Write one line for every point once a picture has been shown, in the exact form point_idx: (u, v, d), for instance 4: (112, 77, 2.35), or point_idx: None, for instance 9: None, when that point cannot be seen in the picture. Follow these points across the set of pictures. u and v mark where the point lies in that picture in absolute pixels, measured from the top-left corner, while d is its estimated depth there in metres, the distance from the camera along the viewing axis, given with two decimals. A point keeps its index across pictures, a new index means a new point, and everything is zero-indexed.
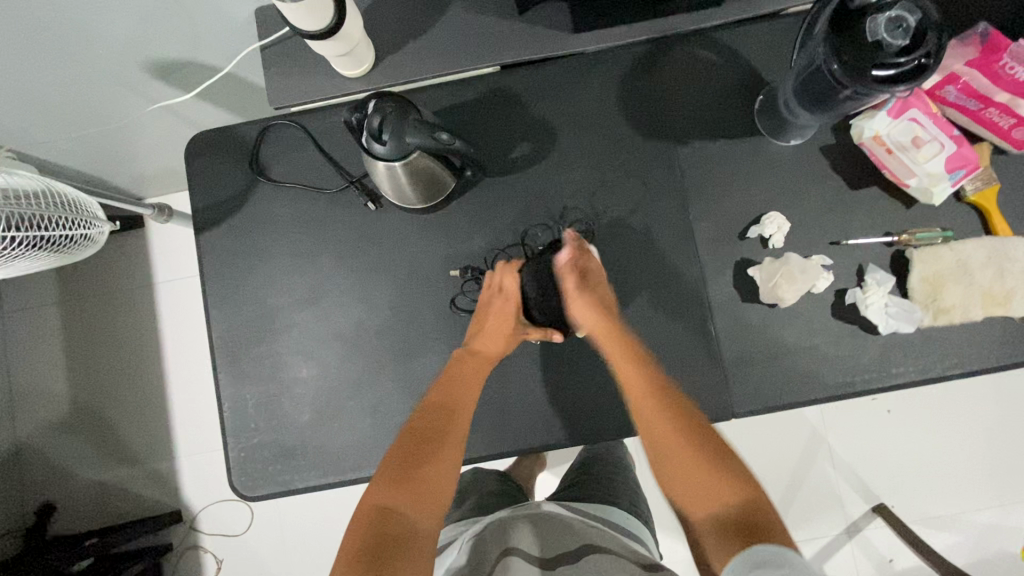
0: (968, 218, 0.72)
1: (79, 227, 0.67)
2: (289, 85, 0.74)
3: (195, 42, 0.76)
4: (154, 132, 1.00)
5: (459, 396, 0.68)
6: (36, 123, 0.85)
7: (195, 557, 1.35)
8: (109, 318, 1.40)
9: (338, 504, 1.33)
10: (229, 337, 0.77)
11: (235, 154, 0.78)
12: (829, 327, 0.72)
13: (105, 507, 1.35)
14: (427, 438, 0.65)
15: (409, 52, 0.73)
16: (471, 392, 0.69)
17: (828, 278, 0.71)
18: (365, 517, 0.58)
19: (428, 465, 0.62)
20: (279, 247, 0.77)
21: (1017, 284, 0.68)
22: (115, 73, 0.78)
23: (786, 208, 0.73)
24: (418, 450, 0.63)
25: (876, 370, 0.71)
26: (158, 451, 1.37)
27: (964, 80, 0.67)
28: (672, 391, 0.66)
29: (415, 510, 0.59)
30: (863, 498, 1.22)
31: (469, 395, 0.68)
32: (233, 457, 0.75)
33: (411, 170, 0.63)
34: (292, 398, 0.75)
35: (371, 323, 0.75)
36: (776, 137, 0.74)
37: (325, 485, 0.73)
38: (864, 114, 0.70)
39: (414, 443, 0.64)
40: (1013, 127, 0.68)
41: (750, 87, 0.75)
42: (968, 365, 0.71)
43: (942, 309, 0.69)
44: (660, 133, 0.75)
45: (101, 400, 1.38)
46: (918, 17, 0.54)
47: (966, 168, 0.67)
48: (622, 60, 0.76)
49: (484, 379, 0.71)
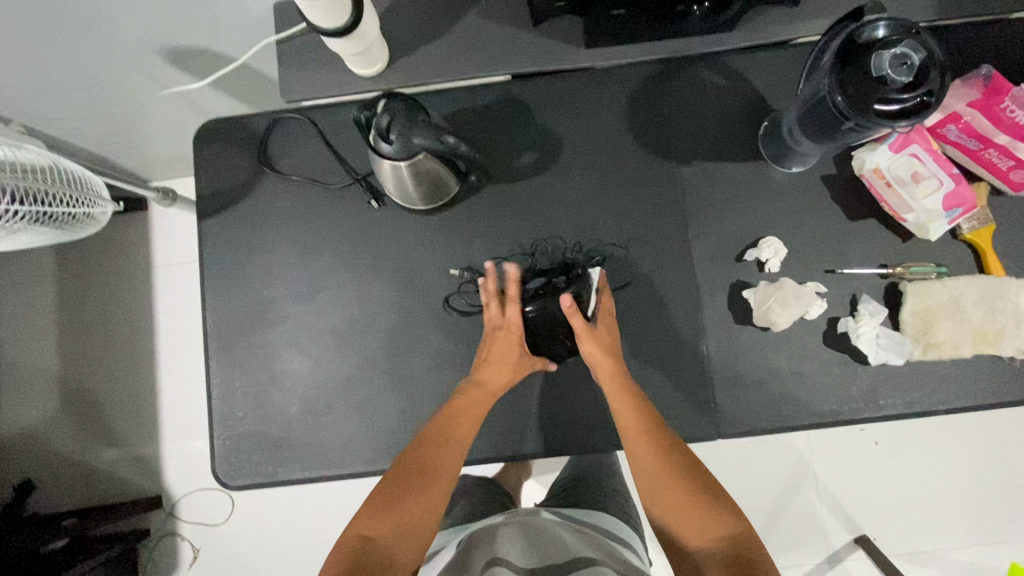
0: (963, 256, 0.73)
1: (82, 205, 0.67)
2: (301, 79, 0.74)
3: (212, 31, 0.77)
4: (165, 117, 1.00)
5: (455, 432, 0.68)
6: (49, 100, 0.86)
7: (172, 544, 1.34)
8: (104, 299, 1.40)
9: (320, 500, 1.33)
10: (223, 325, 0.77)
11: (243, 144, 0.78)
12: (820, 354, 0.72)
13: (87, 488, 1.35)
14: (418, 472, 0.66)
15: (423, 56, 0.74)
16: (467, 422, 0.69)
17: (822, 305, 0.71)
18: (348, 548, 0.62)
19: (415, 501, 0.65)
20: (279, 238, 0.77)
21: (1007, 323, 0.69)
22: (130, 55, 0.79)
23: (783, 234, 0.74)
24: (406, 483, 0.65)
25: (863, 401, 0.71)
26: (144, 435, 1.37)
27: (966, 120, 0.68)
28: (671, 437, 0.68)
29: (396, 544, 0.62)
30: (845, 529, 1.22)
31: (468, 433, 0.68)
32: (217, 445, 0.75)
33: (414, 171, 0.64)
34: (281, 390, 0.75)
35: (366, 320, 0.75)
36: (778, 163, 0.75)
37: (308, 478, 0.73)
38: (867, 146, 0.72)
39: (403, 476, 0.66)
40: (1011, 169, 0.69)
41: (756, 112, 0.76)
42: (955, 402, 0.71)
43: (932, 344, 0.70)
44: (664, 151, 0.76)
45: (91, 380, 1.38)
46: (921, 56, 0.55)
47: (962, 207, 0.69)
48: (632, 78, 0.77)
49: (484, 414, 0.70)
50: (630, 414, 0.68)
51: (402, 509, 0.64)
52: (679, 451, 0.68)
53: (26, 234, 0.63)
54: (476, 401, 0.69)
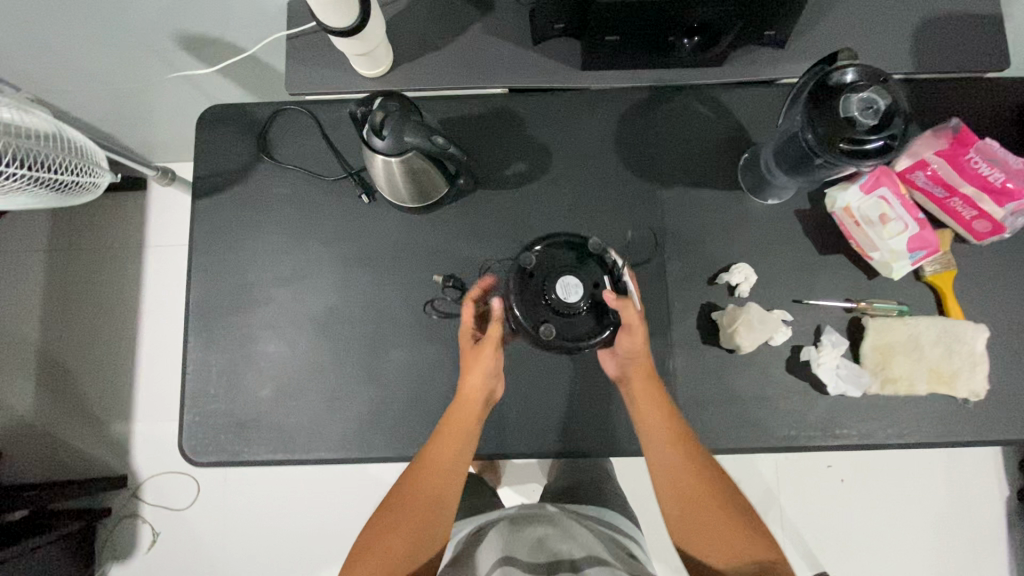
0: (925, 297, 0.76)
1: (82, 172, 0.69)
2: (307, 74, 0.78)
3: (226, 21, 0.80)
4: (172, 99, 1.03)
5: (449, 462, 0.69)
6: (59, 72, 0.88)
7: (132, 525, 1.33)
8: (92, 273, 1.41)
9: (287, 493, 1.33)
10: (205, 302, 0.78)
11: (244, 130, 0.81)
12: (781, 380, 0.74)
13: (53, 461, 1.34)
14: (411, 508, 0.68)
15: (426, 63, 0.78)
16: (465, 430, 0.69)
17: (785, 332, 0.74)
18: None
19: (410, 542, 0.66)
20: (269, 224, 0.79)
21: (963, 365, 0.72)
22: (144, 36, 0.82)
23: (754, 262, 0.77)
24: (400, 521, 0.67)
25: (820, 429, 0.74)
26: (117, 412, 1.36)
27: (933, 168, 0.72)
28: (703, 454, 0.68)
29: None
30: (806, 564, 1.23)
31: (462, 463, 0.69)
32: (186, 420, 0.75)
33: (405, 169, 0.66)
34: (255, 371, 0.77)
35: (345, 310, 0.77)
36: (756, 194, 0.78)
37: (274, 461, 0.74)
38: (839, 185, 0.75)
39: (396, 514, 0.68)
40: (974, 218, 0.73)
41: (738, 144, 0.80)
42: (908, 438, 0.73)
43: (888, 379, 0.73)
44: (648, 173, 0.80)
45: (69, 353, 1.38)
46: (887, 101, 0.59)
47: (926, 250, 0.72)
48: (623, 102, 0.81)
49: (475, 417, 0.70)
50: (665, 429, 0.68)
51: (395, 549, 0.66)
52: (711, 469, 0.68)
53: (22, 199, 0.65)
54: (471, 425, 0.69)
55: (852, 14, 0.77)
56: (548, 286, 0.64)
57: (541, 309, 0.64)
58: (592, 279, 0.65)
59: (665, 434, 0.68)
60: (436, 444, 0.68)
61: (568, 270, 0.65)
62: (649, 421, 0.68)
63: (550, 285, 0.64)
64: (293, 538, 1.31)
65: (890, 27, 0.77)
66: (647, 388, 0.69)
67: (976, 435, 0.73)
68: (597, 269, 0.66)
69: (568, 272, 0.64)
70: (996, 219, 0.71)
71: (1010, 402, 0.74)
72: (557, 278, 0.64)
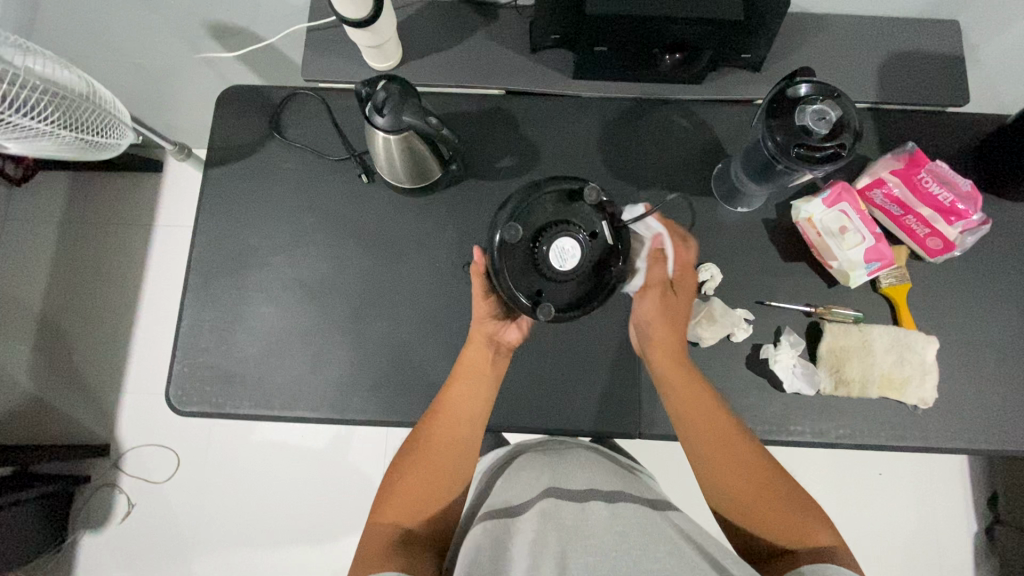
0: (881, 307, 0.81)
1: (106, 131, 0.76)
2: (321, 63, 0.85)
3: (253, 10, 0.88)
4: (196, 81, 1.11)
5: (464, 407, 0.73)
6: (96, 47, 0.96)
7: (108, 495, 1.35)
8: (101, 246, 1.46)
9: (266, 474, 1.35)
10: (205, 263, 0.83)
11: (258, 109, 0.87)
12: (740, 374, 0.78)
13: (39, 425, 1.36)
14: (430, 451, 0.71)
15: (431, 62, 0.85)
16: (473, 379, 0.73)
17: (746, 329, 0.78)
18: (383, 533, 0.66)
19: (429, 482, 0.70)
20: (272, 196, 0.85)
21: (913, 373, 0.76)
22: (178, 18, 0.91)
23: (721, 263, 0.82)
24: (420, 463, 0.71)
25: (775, 423, 0.77)
26: (108, 382, 1.40)
27: (889, 186, 0.77)
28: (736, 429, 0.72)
29: (414, 524, 0.68)
30: None
31: (478, 407, 0.73)
32: (174, 370, 0.79)
33: (402, 147, 0.72)
34: (245, 331, 0.81)
35: (336, 279, 0.82)
36: (727, 203, 0.84)
37: (254, 415, 0.78)
38: (804, 199, 0.81)
39: (415, 456, 0.71)
40: (928, 235, 0.78)
41: (714, 155, 0.86)
42: (858, 438, 0.77)
43: (842, 380, 0.77)
44: (629, 175, 0.86)
45: (68, 321, 1.42)
46: (837, 114, 0.66)
47: (881, 261, 0.77)
48: (611, 109, 0.87)
49: (483, 367, 0.75)
50: (695, 403, 0.72)
51: (416, 491, 0.70)
52: (746, 445, 0.71)
53: (15, 141, 0.67)
54: (481, 369, 0.74)
55: (821, 45, 0.84)
56: (540, 253, 0.66)
57: (535, 278, 0.67)
58: (590, 230, 0.67)
59: (694, 410, 0.72)
60: (458, 388, 0.73)
61: (563, 228, 0.66)
62: (681, 395, 0.73)
63: (541, 251, 0.66)
64: (266, 520, 1.32)
65: (856, 59, 0.84)
66: (675, 362, 0.75)
67: (921, 441, 0.77)
68: (589, 222, 0.67)
69: (563, 234, 0.66)
70: (947, 237, 0.76)
71: (955, 412, 0.78)
72: (551, 242, 0.66)
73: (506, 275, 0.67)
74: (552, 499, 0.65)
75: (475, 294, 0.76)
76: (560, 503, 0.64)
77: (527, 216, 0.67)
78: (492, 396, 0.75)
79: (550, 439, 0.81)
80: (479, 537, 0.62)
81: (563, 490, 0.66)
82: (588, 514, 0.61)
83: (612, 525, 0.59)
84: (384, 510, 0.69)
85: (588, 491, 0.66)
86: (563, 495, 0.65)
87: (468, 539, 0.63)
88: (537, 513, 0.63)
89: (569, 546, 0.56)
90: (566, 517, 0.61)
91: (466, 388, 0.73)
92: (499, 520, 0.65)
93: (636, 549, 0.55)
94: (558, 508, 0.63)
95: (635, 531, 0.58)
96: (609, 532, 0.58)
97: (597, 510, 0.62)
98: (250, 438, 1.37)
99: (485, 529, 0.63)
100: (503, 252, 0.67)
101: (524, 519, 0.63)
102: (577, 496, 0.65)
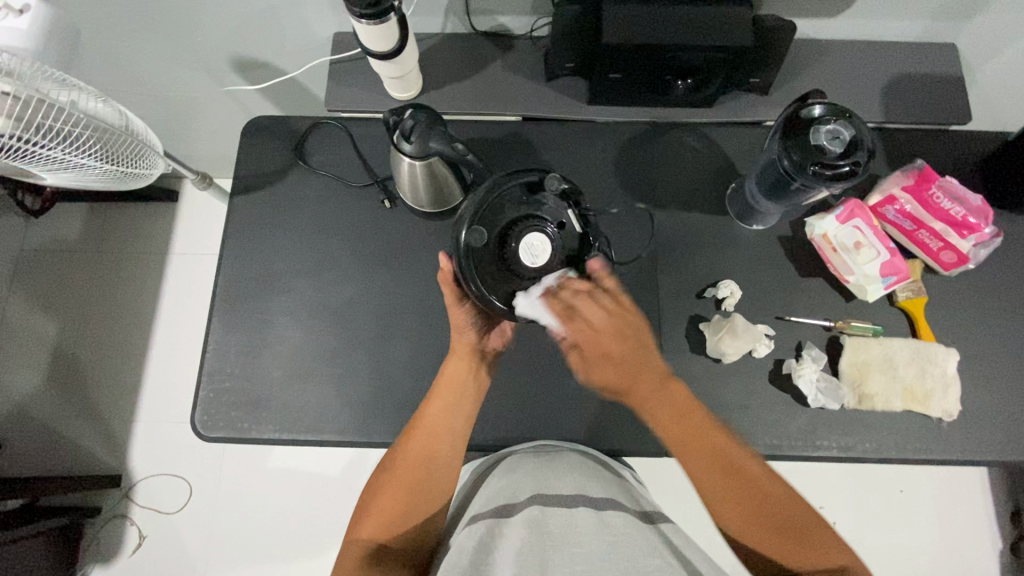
0: (900, 321, 0.82)
1: (140, 161, 0.78)
2: (344, 92, 0.88)
3: (280, 42, 0.92)
4: (218, 112, 1.15)
5: (445, 423, 0.72)
6: (125, 78, 1.00)
7: (119, 528, 1.33)
8: (116, 275, 1.48)
9: (278, 501, 1.33)
10: (232, 288, 0.85)
11: (283, 137, 0.90)
12: (765, 390, 0.79)
13: (52, 457, 1.35)
14: (406, 466, 0.70)
15: (451, 90, 0.89)
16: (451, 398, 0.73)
17: (767, 344, 0.79)
18: (358, 548, 0.66)
19: (404, 498, 0.69)
20: (298, 221, 0.87)
21: (935, 387, 0.77)
22: (206, 53, 0.94)
23: (740, 280, 0.83)
24: (398, 477, 0.70)
25: (802, 438, 0.77)
26: (121, 410, 1.39)
27: (902, 203, 0.79)
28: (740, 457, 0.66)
29: (390, 540, 0.67)
30: None
31: (460, 421, 0.73)
32: (201, 396, 0.80)
33: (426, 172, 0.75)
34: (271, 354, 0.82)
35: (360, 302, 0.83)
36: (742, 220, 0.86)
37: (279, 439, 0.79)
38: (817, 215, 0.82)
39: (394, 471, 0.70)
40: (941, 249, 0.79)
41: (727, 174, 0.88)
42: (883, 452, 0.77)
43: (865, 395, 0.77)
44: (645, 195, 0.88)
45: (81, 350, 1.43)
46: (850, 133, 0.69)
47: (897, 275, 0.78)
48: (625, 131, 0.90)
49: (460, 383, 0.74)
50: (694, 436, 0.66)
51: (393, 506, 0.68)
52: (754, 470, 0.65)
53: (53, 169, 0.70)
54: (463, 378, 0.74)
55: (828, 69, 0.88)
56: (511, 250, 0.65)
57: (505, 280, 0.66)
58: (557, 221, 0.67)
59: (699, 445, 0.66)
60: (438, 403, 0.72)
61: (529, 222, 0.66)
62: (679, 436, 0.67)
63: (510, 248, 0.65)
64: (279, 550, 1.30)
65: (862, 81, 0.88)
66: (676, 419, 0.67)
67: (946, 455, 0.77)
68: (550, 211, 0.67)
69: (530, 230, 0.65)
70: (961, 250, 0.78)
71: (979, 425, 0.78)
72: (521, 238, 0.65)
73: (478, 279, 0.66)
74: (540, 506, 0.64)
75: (448, 301, 0.73)
76: (548, 510, 0.64)
77: (492, 216, 0.66)
78: (473, 410, 0.74)
79: (544, 442, 0.78)
80: (466, 541, 0.62)
81: (550, 497, 0.66)
82: (577, 521, 0.61)
83: (603, 533, 0.59)
84: (364, 525, 0.68)
85: (577, 497, 0.66)
86: (551, 502, 0.65)
87: (457, 544, 0.62)
88: (524, 521, 0.62)
89: (557, 555, 0.56)
90: (554, 525, 0.61)
91: (445, 405, 0.72)
92: (486, 524, 0.64)
93: (670, 557, 0.56)
94: (545, 516, 0.63)
95: (625, 542, 0.58)
96: (597, 543, 0.57)
97: (587, 517, 0.62)
98: (263, 464, 1.35)
99: (472, 531, 0.64)
100: (478, 258, 0.66)
101: (512, 523, 0.63)
102: (565, 501, 0.65)
